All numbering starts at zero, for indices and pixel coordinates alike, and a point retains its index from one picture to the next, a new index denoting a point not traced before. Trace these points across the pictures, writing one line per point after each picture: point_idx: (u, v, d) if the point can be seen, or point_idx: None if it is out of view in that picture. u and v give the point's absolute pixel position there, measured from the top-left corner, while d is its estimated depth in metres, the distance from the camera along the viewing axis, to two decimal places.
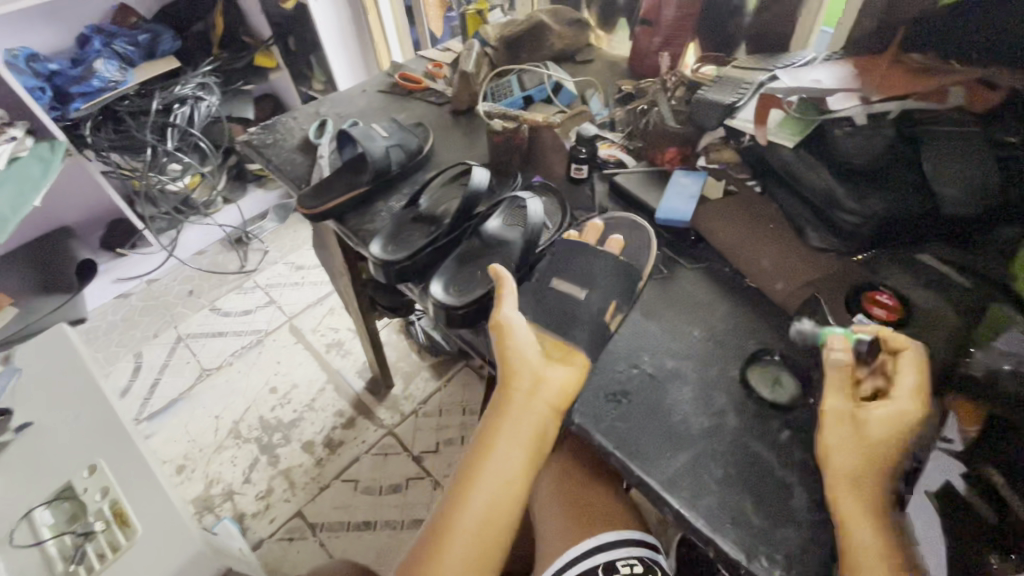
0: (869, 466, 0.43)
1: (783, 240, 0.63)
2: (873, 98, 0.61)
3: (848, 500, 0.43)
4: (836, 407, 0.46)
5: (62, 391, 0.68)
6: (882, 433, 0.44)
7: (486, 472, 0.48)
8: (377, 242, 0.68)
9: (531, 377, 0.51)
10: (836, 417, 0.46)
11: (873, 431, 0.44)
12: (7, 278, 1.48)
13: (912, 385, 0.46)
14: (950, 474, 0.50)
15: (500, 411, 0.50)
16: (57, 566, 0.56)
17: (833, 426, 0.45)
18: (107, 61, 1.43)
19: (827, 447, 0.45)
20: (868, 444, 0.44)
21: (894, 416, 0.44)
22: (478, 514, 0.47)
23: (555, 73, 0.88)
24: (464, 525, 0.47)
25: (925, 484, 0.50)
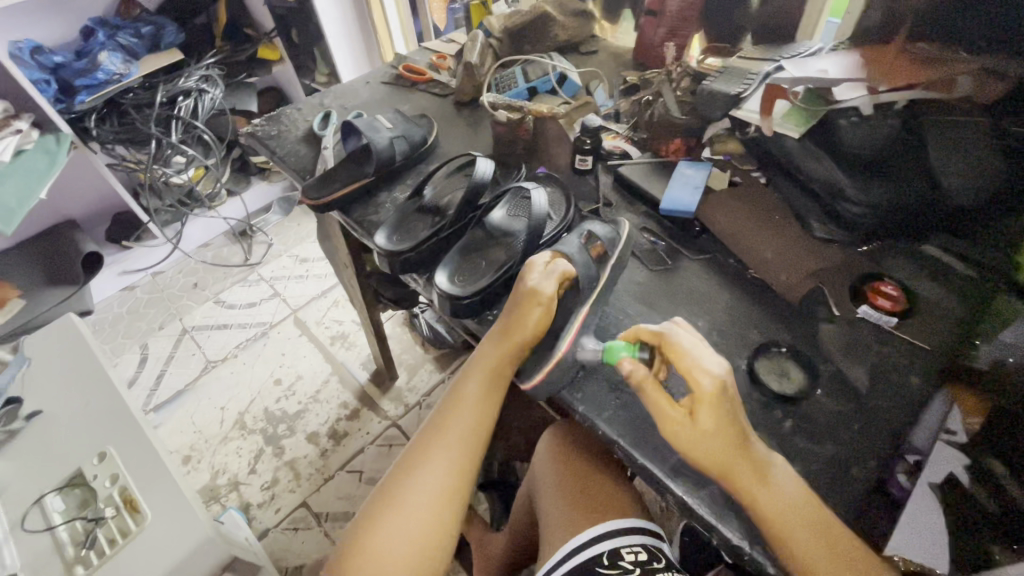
0: (728, 448, 0.44)
1: (786, 230, 0.62)
2: (881, 88, 0.59)
3: (744, 485, 0.44)
4: (663, 410, 0.47)
5: (73, 380, 0.69)
6: (713, 420, 0.45)
7: (472, 379, 0.58)
8: (382, 232, 0.68)
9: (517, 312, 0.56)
10: (670, 421, 0.46)
11: (704, 421, 0.45)
12: (15, 271, 1.49)
13: (701, 361, 0.47)
14: (954, 466, 0.46)
15: (494, 344, 0.58)
16: (68, 551, 0.57)
17: (677, 429, 0.46)
18: (112, 53, 1.42)
19: (690, 447, 0.45)
20: (702, 432, 0.45)
21: (709, 402, 0.45)
22: (467, 411, 0.57)
23: (560, 64, 0.88)
24: (456, 419, 0.56)
25: (928, 475, 0.46)
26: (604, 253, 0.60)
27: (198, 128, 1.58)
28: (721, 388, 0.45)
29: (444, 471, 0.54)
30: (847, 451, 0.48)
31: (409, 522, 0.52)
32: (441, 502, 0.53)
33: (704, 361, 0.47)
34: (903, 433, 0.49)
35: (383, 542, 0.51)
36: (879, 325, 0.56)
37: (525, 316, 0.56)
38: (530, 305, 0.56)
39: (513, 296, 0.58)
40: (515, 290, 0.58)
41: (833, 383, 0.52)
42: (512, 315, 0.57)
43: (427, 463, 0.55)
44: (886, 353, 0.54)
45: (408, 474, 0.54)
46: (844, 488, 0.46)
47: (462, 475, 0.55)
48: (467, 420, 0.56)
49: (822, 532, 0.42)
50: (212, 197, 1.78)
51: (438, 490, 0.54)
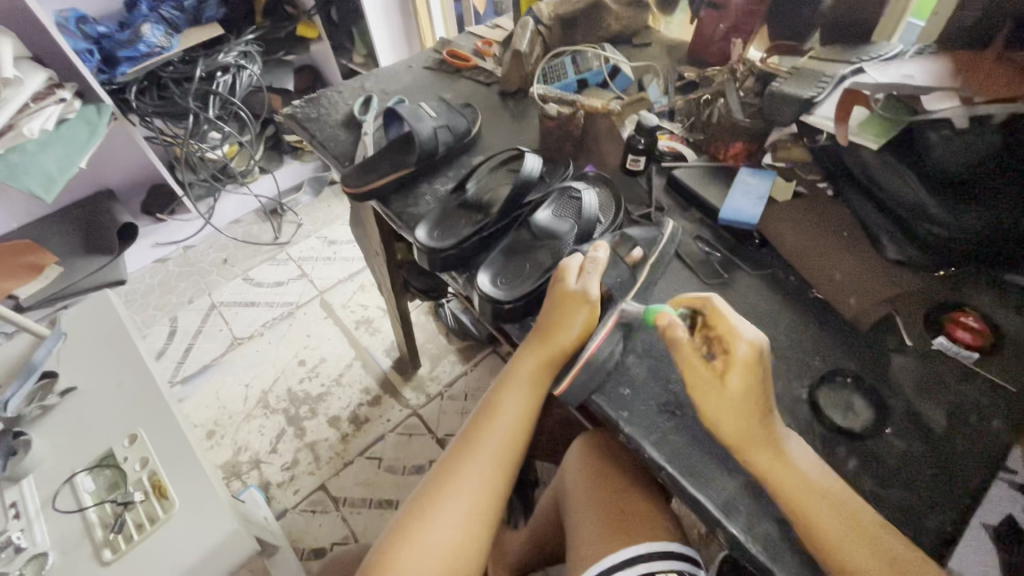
0: (755, 419, 0.43)
1: (858, 251, 0.58)
2: (977, 99, 0.54)
3: (764, 458, 0.43)
4: (694, 370, 0.45)
5: (107, 359, 0.69)
6: (744, 385, 0.43)
7: (508, 390, 0.55)
8: (422, 226, 0.66)
9: (558, 322, 0.54)
10: (698, 377, 0.45)
11: (734, 382, 0.44)
12: (53, 238, 1.52)
13: (738, 328, 0.45)
14: (1014, 508, 0.44)
15: (532, 354, 0.55)
16: (97, 534, 0.56)
17: (704, 394, 0.45)
18: (154, 25, 1.41)
19: (718, 408, 0.44)
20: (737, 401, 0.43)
21: (743, 369, 0.43)
22: (502, 423, 0.54)
23: (613, 56, 0.84)
24: (491, 433, 0.54)
25: (983, 517, 0.43)
26: (642, 255, 0.58)
27: (235, 105, 1.58)
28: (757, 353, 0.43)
29: (477, 487, 0.52)
30: (919, 499, 0.44)
31: (441, 539, 0.50)
32: (476, 517, 0.51)
33: (741, 325, 0.45)
34: (984, 483, 0.45)
35: (415, 557, 0.49)
36: (958, 360, 0.52)
37: (565, 325, 0.54)
38: (571, 314, 0.53)
39: (550, 301, 0.55)
40: (553, 294, 0.55)
41: (905, 422, 0.48)
42: (550, 323, 0.55)
43: (460, 477, 0.52)
44: (963, 390, 0.50)
45: (441, 489, 0.52)
46: (913, 538, 0.43)
47: (497, 489, 0.53)
48: (502, 434, 0.54)
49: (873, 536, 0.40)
50: (245, 173, 1.78)
51: (471, 508, 0.51)
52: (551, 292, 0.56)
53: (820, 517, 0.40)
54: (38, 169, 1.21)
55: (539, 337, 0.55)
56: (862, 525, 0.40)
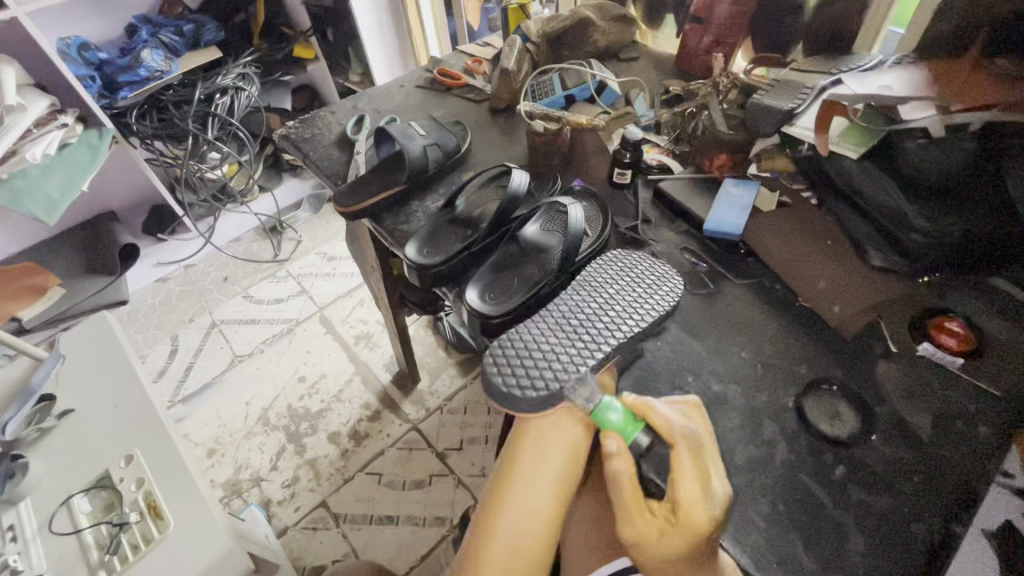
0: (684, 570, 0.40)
1: (841, 259, 0.58)
2: (952, 108, 0.56)
3: None
4: (634, 512, 0.42)
5: (105, 381, 0.70)
6: (677, 549, 0.40)
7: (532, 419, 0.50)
8: (412, 243, 0.67)
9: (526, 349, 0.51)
10: (638, 535, 0.41)
11: (668, 546, 0.40)
12: (55, 260, 1.54)
13: (704, 481, 0.41)
14: (1012, 513, 0.44)
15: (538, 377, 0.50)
16: (93, 555, 0.56)
17: (644, 545, 0.41)
18: (154, 50, 1.44)
19: (641, 550, 0.42)
20: (671, 562, 0.41)
21: (684, 532, 0.40)
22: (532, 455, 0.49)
23: (599, 72, 0.85)
24: (525, 466, 0.48)
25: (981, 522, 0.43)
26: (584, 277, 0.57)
27: (234, 125, 1.60)
28: (711, 525, 0.39)
29: (517, 530, 0.47)
30: (907, 505, 0.44)
31: None
32: (522, 562, 0.46)
33: (709, 484, 0.41)
34: (967, 490, 0.45)
35: None
36: (943, 366, 0.52)
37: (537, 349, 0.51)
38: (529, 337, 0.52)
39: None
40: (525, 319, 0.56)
41: (892, 430, 0.48)
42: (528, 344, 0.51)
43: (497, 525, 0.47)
44: (949, 397, 0.50)
45: (483, 535, 0.47)
46: (899, 547, 0.42)
47: (541, 528, 0.47)
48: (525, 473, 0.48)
49: None
50: (245, 192, 1.80)
51: (520, 543, 0.47)
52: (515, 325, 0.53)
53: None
54: (39, 192, 1.23)
55: None
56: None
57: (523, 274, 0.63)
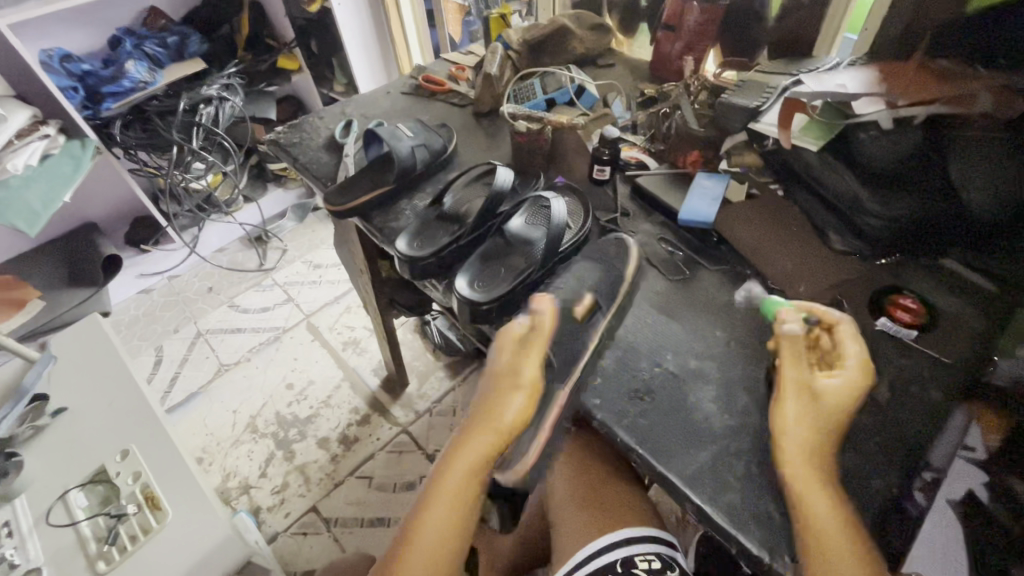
0: (820, 437, 0.46)
1: (807, 243, 0.63)
2: (900, 103, 0.60)
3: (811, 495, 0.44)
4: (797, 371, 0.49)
5: (97, 380, 0.71)
6: (835, 400, 0.47)
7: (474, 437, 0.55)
8: (402, 238, 0.70)
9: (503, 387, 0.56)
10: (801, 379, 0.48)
11: (804, 407, 0.47)
12: (38, 273, 1.52)
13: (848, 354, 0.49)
14: (974, 482, 0.49)
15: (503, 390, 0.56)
16: (90, 547, 0.57)
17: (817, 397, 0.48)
18: (137, 62, 1.45)
19: (802, 400, 0.47)
20: (818, 413, 0.47)
21: (845, 386, 0.48)
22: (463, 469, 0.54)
23: (578, 76, 0.89)
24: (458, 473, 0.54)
25: (948, 492, 0.48)
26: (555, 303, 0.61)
27: (219, 135, 1.61)
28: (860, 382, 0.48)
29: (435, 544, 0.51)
30: (869, 464, 0.48)
31: None
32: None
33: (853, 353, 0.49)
34: (923, 449, 0.49)
35: None
36: (899, 338, 0.56)
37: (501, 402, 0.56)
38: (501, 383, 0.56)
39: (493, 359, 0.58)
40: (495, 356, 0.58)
41: (855, 396, 0.52)
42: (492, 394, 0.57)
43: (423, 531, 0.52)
44: (905, 366, 0.54)
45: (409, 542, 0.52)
46: (862, 499, 0.46)
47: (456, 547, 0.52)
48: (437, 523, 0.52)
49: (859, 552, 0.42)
50: (230, 203, 1.81)
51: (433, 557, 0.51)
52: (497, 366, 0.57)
53: (823, 530, 0.42)
54: (22, 206, 1.22)
55: (494, 384, 0.57)
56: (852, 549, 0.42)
57: (501, 264, 0.66)
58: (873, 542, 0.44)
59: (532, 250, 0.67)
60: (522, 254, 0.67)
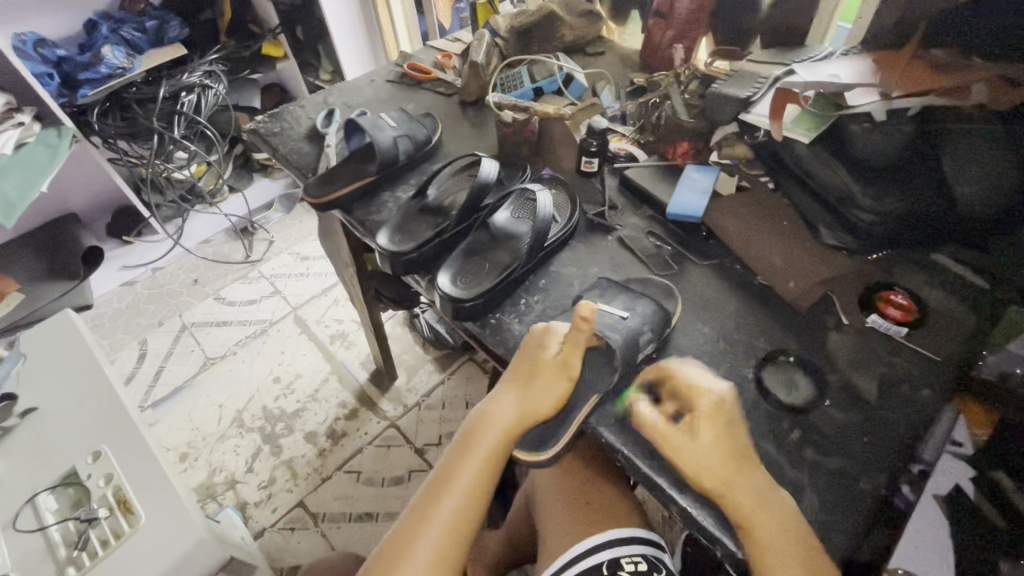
0: (724, 460, 0.43)
1: (797, 238, 0.61)
2: (894, 93, 0.58)
3: (741, 504, 0.42)
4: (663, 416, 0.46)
5: (67, 378, 0.68)
6: (711, 432, 0.44)
7: (485, 431, 0.53)
8: (384, 232, 0.68)
9: (540, 376, 0.53)
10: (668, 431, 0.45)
11: (703, 437, 0.44)
12: (15, 265, 1.48)
13: (693, 378, 0.47)
14: (960, 477, 0.47)
15: (525, 383, 0.53)
16: (60, 552, 0.56)
17: (691, 436, 0.44)
18: (115, 47, 1.41)
19: (690, 462, 0.43)
20: (710, 448, 0.44)
21: (710, 420, 0.45)
22: (475, 463, 0.52)
23: (567, 64, 0.87)
24: (468, 465, 0.52)
25: (933, 488, 0.47)
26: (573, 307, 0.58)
27: (201, 124, 1.57)
28: (723, 401, 0.45)
29: (438, 541, 0.49)
30: (857, 464, 0.47)
31: None
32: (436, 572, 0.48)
33: (701, 379, 0.47)
34: (912, 449, 0.48)
35: None
36: (888, 334, 0.55)
37: (537, 395, 0.53)
38: (537, 372, 0.53)
39: (524, 360, 0.54)
40: (529, 357, 0.54)
41: (843, 394, 0.51)
42: (527, 383, 0.53)
43: (431, 522, 0.50)
44: (895, 363, 0.53)
45: (413, 534, 0.50)
46: (849, 500, 0.45)
47: (463, 539, 0.50)
48: (450, 516, 0.50)
49: (806, 546, 0.42)
50: (214, 193, 1.77)
51: (439, 552, 0.49)
52: (526, 358, 0.54)
53: (766, 536, 0.41)
54: None
55: (516, 375, 0.54)
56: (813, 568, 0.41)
57: (487, 259, 0.64)
58: (858, 544, 0.43)
59: (518, 244, 0.65)
60: (507, 248, 0.65)
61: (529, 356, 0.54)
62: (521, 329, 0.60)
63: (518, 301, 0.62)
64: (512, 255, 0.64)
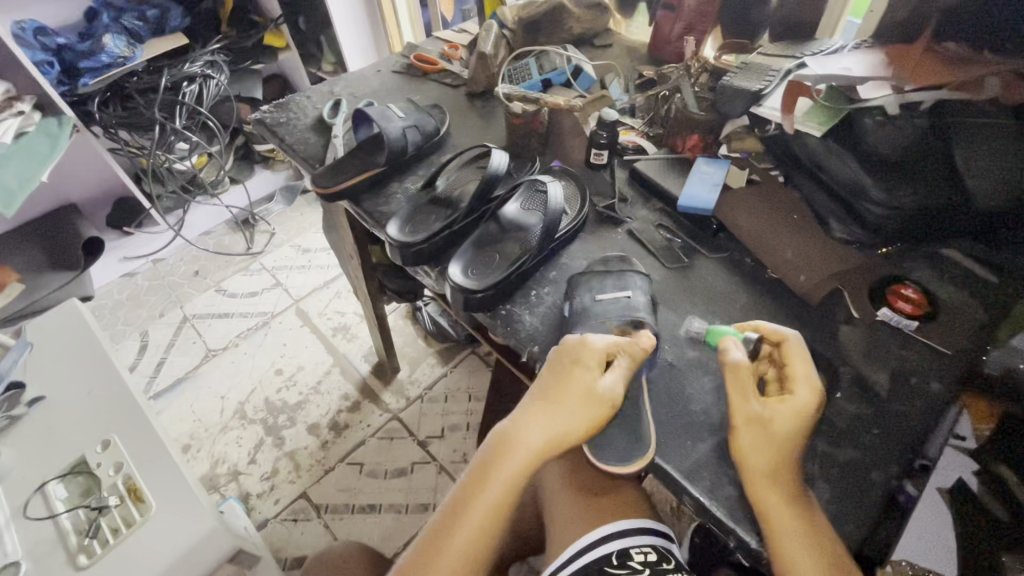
0: (784, 454, 0.44)
1: (806, 231, 0.61)
2: (907, 87, 0.59)
3: (773, 502, 0.43)
4: (741, 389, 0.47)
5: (75, 367, 0.68)
6: (792, 422, 0.45)
7: (509, 454, 0.50)
8: (393, 223, 0.67)
9: (570, 393, 0.49)
10: (744, 408, 0.46)
11: (781, 424, 0.45)
12: (15, 255, 1.47)
13: (798, 371, 0.47)
14: (964, 471, 0.47)
15: (552, 401, 0.50)
16: (71, 540, 0.56)
17: (757, 418, 0.45)
18: (116, 36, 1.39)
19: (757, 424, 0.45)
20: (772, 439, 0.44)
21: (795, 409, 0.45)
22: (496, 487, 0.50)
23: (575, 56, 0.87)
24: (489, 489, 0.51)
25: (937, 481, 0.47)
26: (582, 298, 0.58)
27: (203, 115, 1.56)
28: (816, 400, 0.45)
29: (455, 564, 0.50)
30: (868, 456, 0.47)
31: None
32: None
33: (803, 373, 0.47)
34: (922, 442, 0.48)
35: None
36: (898, 328, 0.55)
37: (568, 414, 0.49)
38: (567, 388, 0.49)
39: (554, 373, 0.50)
40: (558, 365, 0.50)
41: (854, 387, 0.52)
42: (557, 397, 0.49)
43: (447, 545, 0.51)
44: (905, 357, 0.53)
45: (432, 555, 0.51)
46: (860, 492, 0.46)
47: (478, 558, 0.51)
48: (467, 540, 0.50)
49: (827, 546, 0.42)
50: (215, 184, 1.76)
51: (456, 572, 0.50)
52: (557, 372, 0.50)
53: (787, 536, 0.42)
54: None
55: (545, 390, 0.50)
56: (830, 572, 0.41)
57: (497, 250, 0.64)
58: (869, 534, 0.44)
59: (528, 235, 0.65)
60: (517, 239, 0.65)
61: (560, 369, 0.50)
62: (532, 320, 0.59)
63: (529, 293, 0.62)
64: (522, 247, 0.64)
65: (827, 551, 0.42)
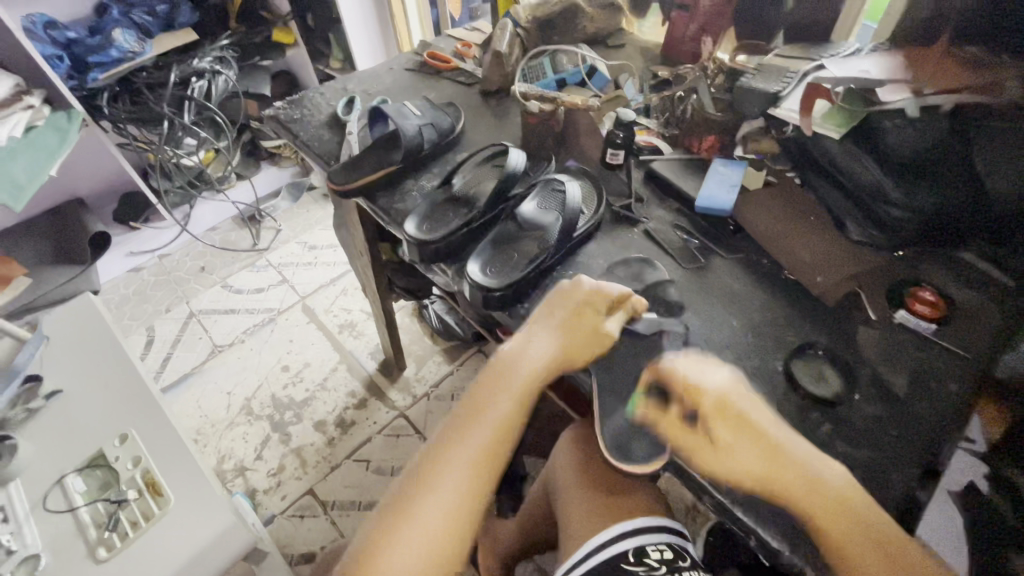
0: (757, 457, 0.44)
1: (824, 233, 0.62)
2: (926, 90, 0.59)
3: (790, 487, 0.43)
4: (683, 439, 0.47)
5: (91, 361, 0.68)
6: (726, 436, 0.46)
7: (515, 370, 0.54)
8: (411, 220, 0.67)
9: (572, 322, 0.55)
10: (697, 453, 0.46)
11: (722, 437, 0.46)
12: (23, 248, 1.47)
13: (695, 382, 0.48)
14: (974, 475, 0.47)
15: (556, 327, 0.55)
16: (90, 533, 0.56)
17: (705, 456, 0.45)
18: (126, 30, 1.39)
19: (722, 467, 0.45)
20: (734, 455, 0.45)
21: (712, 417, 0.46)
22: (506, 398, 0.53)
23: (589, 56, 0.87)
24: (499, 400, 0.53)
25: (948, 483, 0.47)
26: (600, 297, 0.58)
27: (211, 110, 1.56)
28: (721, 398, 0.47)
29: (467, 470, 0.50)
30: (887, 458, 0.48)
31: (423, 537, 0.47)
32: (463, 500, 0.49)
33: (702, 378, 0.49)
34: (942, 445, 0.48)
35: (408, 544, 0.46)
36: (917, 331, 0.55)
37: (572, 341, 0.55)
38: (569, 319, 0.55)
39: (555, 305, 0.56)
40: (557, 300, 0.56)
41: (872, 389, 0.52)
42: (561, 327, 0.55)
43: (460, 448, 0.50)
44: (923, 359, 0.54)
45: (440, 461, 0.50)
46: (880, 494, 0.46)
47: (489, 468, 0.51)
48: (479, 445, 0.51)
49: (864, 518, 0.42)
50: (222, 180, 1.76)
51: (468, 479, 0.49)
52: (557, 305, 0.56)
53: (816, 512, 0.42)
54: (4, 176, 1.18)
55: (547, 321, 0.56)
56: (889, 551, 0.41)
57: (515, 249, 0.65)
58: None
59: (546, 234, 0.65)
60: (534, 238, 0.65)
61: (561, 306, 0.56)
62: None
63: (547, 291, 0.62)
64: (540, 245, 0.64)
65: (862, 522, 0.42)
